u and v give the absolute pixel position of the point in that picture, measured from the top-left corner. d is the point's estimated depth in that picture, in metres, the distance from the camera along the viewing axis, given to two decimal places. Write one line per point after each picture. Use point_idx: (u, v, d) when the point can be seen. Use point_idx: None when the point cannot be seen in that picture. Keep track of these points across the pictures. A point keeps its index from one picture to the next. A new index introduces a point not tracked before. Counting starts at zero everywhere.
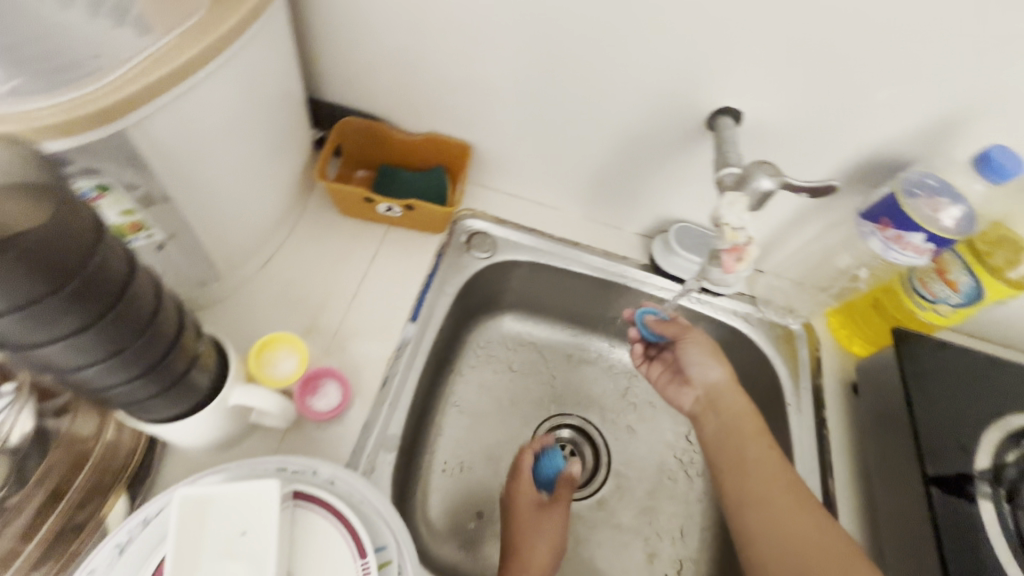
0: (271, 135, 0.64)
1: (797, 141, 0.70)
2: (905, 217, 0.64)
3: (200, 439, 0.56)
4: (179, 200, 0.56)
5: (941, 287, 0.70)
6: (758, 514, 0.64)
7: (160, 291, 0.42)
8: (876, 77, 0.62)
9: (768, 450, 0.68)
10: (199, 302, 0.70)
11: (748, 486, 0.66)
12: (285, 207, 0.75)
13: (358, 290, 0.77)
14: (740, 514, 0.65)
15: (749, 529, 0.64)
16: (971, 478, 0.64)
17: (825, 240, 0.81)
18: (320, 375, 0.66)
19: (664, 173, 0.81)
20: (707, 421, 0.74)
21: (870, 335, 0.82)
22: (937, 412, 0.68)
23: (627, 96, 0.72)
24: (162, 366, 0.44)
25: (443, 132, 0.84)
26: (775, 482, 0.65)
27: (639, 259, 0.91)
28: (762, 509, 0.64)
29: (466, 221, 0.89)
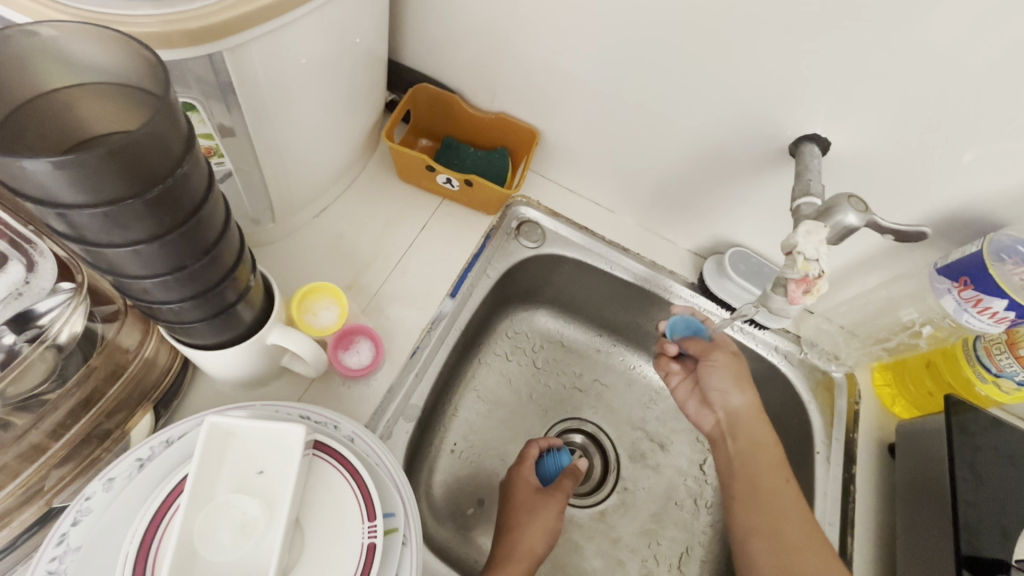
0: (348, 88, 0.64)
1: (879, 182, 0.67)
2: (988, 279, 0.60)
3: (232, 372, 0.56)
4: (251, 135, 0.56)
5: (1008, 362, 0.66)
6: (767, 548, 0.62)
7: (225, 217, 0.42)
8: (982, 131, 0.58)
9: (783, 483, 0.66)
10: (250, 239, 0.71)
11: (759, 516, 0.64)
12: (347, 161, 0.75)
13: (403, 256, 0.77)
14: (746, 543, 0.64)
15: (754, 560, 0.63)
16: (1007, 565, 0.60)
17: (888, 292, 0.77)
18: (354, 332, 0.66)
19: (731, 194, 0.78)
20: (722, 447, 0.71)
21: (913, 398, 0.79)
22: (981, 490, 0.64)
23: (710, 109, 0.69)
24: (215, 292, 0.44)
25: (512, 115, 0.83)
26: (788, 516, 0.63)
27: (688, 276, 0.88)
28: (768, 542, 0.63)
29: (519, 208, 0.88)
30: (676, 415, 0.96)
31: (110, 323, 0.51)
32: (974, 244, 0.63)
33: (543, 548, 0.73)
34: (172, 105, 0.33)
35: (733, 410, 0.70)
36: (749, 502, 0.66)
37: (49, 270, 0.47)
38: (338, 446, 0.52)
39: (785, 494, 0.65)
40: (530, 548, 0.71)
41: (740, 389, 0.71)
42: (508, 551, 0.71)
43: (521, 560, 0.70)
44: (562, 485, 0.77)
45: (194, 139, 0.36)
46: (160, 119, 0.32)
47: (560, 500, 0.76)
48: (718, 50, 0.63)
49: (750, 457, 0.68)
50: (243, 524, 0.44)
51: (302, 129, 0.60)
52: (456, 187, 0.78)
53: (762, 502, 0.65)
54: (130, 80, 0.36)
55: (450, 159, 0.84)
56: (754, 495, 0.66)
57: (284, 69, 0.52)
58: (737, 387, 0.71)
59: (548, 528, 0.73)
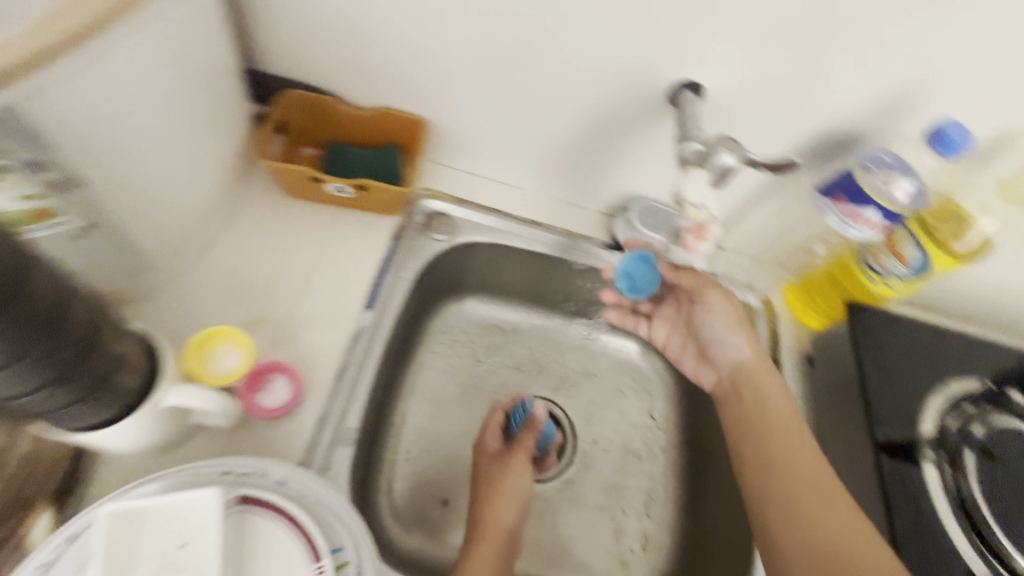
0: (199, 112, 0.58)
1: (754, 118, 0.70)
2: (859, 191, 0.64)
3: (135, 446, 0.52)
4: (92, 184, 0.50)
5: (890, 260, 0.71)
6: (797, 521, 0.60)
7: (62, 287, 0.37)
8: (831, 54, 0.61)
9: (807, 449, 0.66)
10: (131, 294, 0.65)
11: (774, 484, 0.64)
12: (225, 190, 0.70)
13: (308, 277, 0.73)
14: (768, 513, 0.63)
15: (778, 535, 0.61)
16: (916, 443, 0.67)
17: (782, 218, 0.82)
18: (268, 370, 0.62)
19: (625, 151, 0.79)
20: (727, 402, 0.75)
21: (822, 310, 0.84)
22: (886, 382, 0.71)
23: (586, 71, 0.69)
24: (79, 371, 0.40)
25: (395, 107, 0.79)
26: (804, 485, 0.63)
27: (603, 238, 0.89)
28: (795, 513, 0.61)
29: (424, 202, 0.85)
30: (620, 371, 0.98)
31: None
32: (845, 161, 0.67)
33: (512, 515, 0.73)
34: None
35: (738, 364, 0.75)
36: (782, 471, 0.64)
37: None
38: (266, 495, 0.49)
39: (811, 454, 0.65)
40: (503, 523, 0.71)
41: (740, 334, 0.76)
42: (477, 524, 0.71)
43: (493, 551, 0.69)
44: (524, 442, 0.80)
45: None
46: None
47: (523, 460, 0.79)
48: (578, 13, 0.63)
49: (762, 419, 0.69)
50: None
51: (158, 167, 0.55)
52: (348, 194, 0.74)
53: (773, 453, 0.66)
54: None
55: (339, 165, 0.79)
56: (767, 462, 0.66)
57: (112, 109, 0.47)
58: (739, 341, 0.75)
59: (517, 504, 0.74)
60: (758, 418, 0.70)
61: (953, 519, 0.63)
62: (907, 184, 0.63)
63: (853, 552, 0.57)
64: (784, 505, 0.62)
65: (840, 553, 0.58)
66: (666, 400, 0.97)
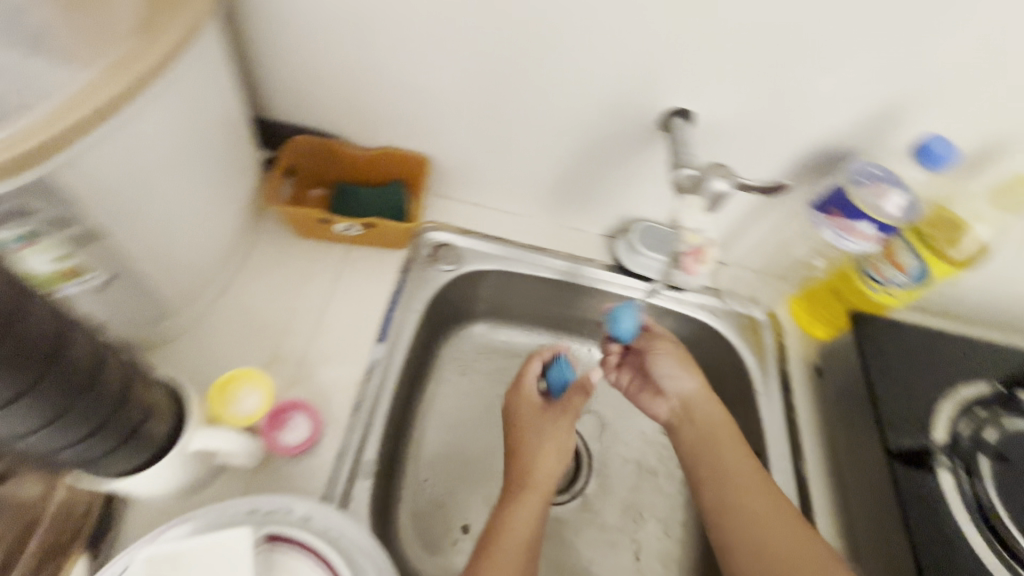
0: (213, 163, 0.62)
1: (741, 136, 0.72)
2: (851, 205, 0.66)
3: (163, 489, 0.54)
4: (119, 238, 0.53)
5: (890, 270, 0.73)
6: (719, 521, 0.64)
7: (97, 344, 0.39)
8: (811, 75, 0.64)
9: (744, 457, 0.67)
10: (159, 340, 0.68)
11: (733, 482, 0.65)
12: (237, 234, 0.72)
13: (322, 316, 0.75)
14: (722, 521, 0.63)
15: (729, 543, 0.62)
16: (930, 450, 0.67)
17: (781, 233, 0.83)
18: (288, 408, 0.64)
19: (620, 175, 0.82)
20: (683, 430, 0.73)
21: (826, 321, 0.86)
22: (893, 390, 0.71)
23: (580, 101, 0.72)
24: (113, 423, 0.42)
25: (397, 146, 0.82)
26: (732, 482, 0.65)
27: (606, 259, 0.91)
28: (742, 515, 0.62)
29: (431, 235, 0.87)
30: None
31: None
32: (835, 178, 0.68)
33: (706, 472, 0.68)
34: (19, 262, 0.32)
35: (686, 395, 0.75)
36: (716, 509, 0.64)
37: None
38: (292, 531, 0.51)
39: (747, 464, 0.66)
40: (535, 515, 0.67)
41: (688, 373, 0.76)
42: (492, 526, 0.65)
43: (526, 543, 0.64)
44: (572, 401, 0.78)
45: (30, 284, 0.33)
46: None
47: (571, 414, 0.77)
48: (560, 54, 0.67)
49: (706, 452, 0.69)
50: None
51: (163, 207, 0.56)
52: (358, 232, 0.77)
53: (729, 478, 0.66)
54: None
55: (346, 203, 0.82)
56: (723, 510, 0.64)
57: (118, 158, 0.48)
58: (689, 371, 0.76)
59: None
60: (712, 443, 0.69)
61: (972, 524, 0.63)
62: (897, 196, 0.64)
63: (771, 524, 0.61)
64: (733, 508, 0.63)
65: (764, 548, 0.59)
66: None
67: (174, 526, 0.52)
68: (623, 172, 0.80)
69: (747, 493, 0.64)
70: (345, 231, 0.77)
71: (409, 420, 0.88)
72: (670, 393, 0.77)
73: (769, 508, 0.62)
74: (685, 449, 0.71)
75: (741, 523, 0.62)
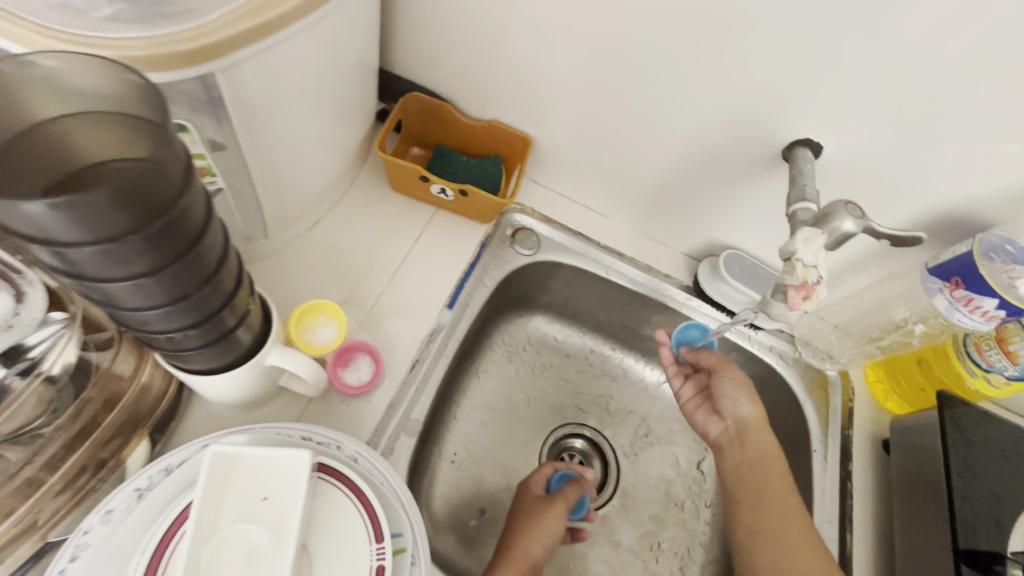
0: (339, 101, 0.63)
1: (866, 182, 0.68)
2: (978, 279, 0.61)
3: (230, 396, 0.56)
4: (244, 153, 0.55)
5: (998, 357, 0.68)
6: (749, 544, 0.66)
7: (223, 241, 0.41)
8: (966, 134, 0.59)
9: (789, 492, 0.67)
10: (247, 257, 0.70)
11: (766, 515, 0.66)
12: (339, 173, 0.74)
13: (399, 270, 0.76)
14: (748, 543, 0.66)
15: (756, 562, 0.65)
16: (1003, 557, 0.62)
17: (879, 293, 0.78)
18: (354, 348, 0.65)
19: (721, 197, 0.79)
20: (729, 452, 0.72)
21: (903, 394, 0.80)
22: (973, 485, 0.66)
23: (706, 114, 0.69)
24: (215, 320, 0.43)
25: (505, 122, 0.83)
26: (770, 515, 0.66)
27: (683, 279, 0.89)
28: (770, 543, 0.65)
29: (516, 216, 0.87)
30: (673, 417, 0.96)
31: (105, 351, 0.50)
32: (965, 244, 0.64)
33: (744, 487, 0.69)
34: (170, 135, 0.32)
35: (743, 419, 0.71)
36: (748, 535, 0.67)
37: (39, 301, 0.45)
38: (343, 468, 0.51)
39: (791, 499, 0.66)
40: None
41: (749, 399, 0.72)
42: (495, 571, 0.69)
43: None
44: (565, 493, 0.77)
45: (193, 167, 0.35)
46: (127, 138, 0.34)
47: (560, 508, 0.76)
48: (698, 62, 0.65)
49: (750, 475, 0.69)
50: (250, 552, 0.43)
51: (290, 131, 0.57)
52: (450, 197, 0.77)
53: (766, 507, 0.67)
54: (120, 106, 0.34)
55: (443, 168, 0.83)
56: (752, 535, 0.66)
57: (268, 79, 0.50)
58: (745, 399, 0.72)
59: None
60: (757, 469, 0.69)
61: None
62: None
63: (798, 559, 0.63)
64: (764, 536, 0.65)
65: None
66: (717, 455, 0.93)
67: (234, 431, 0.53)
68: (726, 195, 0.78)
69: (782, 523, 0.65)
70: (438, 193, 0.77)
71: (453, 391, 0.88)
72: (726, 413, 0.73)
73: (802, 543, 0.63)
74: (728, 471, 0.71)
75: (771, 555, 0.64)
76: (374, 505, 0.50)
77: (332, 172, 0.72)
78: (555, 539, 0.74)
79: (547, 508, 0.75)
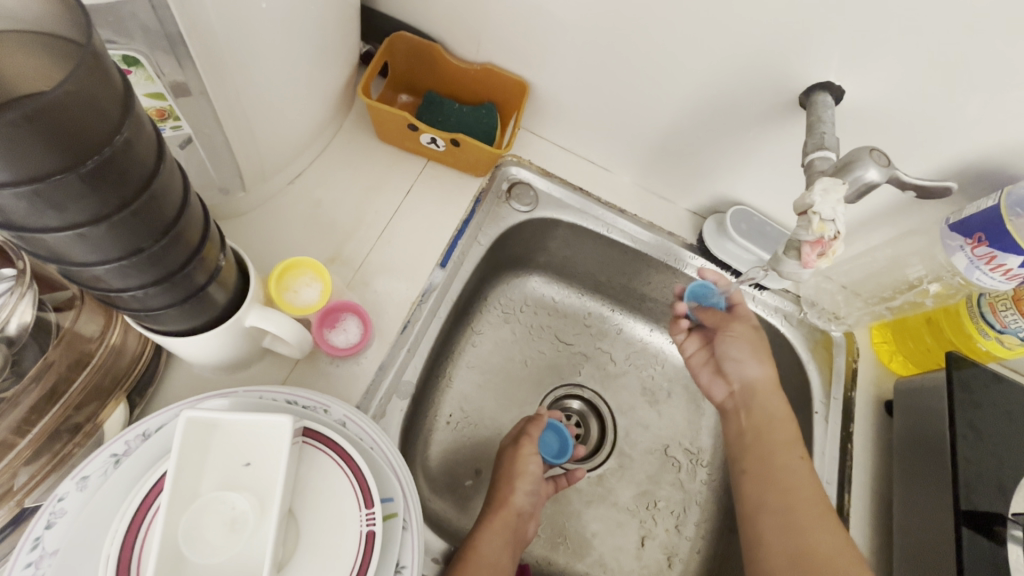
0: (316, 38, 0.57)
1: (887, 132, 0.63)
2: (1003, 235, 0.58)
3: (209, 358, 0.53)
4: (210, 96, 0.50)
5: (1014, 317, 0.65)
6: (756, 515, 0.64)
7: (181, 187, 0.37)
8: (1002, 77, 0.54)
9: (797, 460, 0.65)
10: (224, 212, 0.66)
11: (771, 486, 0.64)
12: (321, 122, 0.69)
13: (388, 226, 0.72)
14: (756, 518, 0.64)
15: (762, 535, 0.63)
16: (1004, 518, 0.61)
17: (892, 251, 0.75)
18: (341, 308, 0.62)
19: (730, 150, 0.74)
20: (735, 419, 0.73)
21: (909, 355, 0.78)
22: (978, 446, 0.64)
23: (717, 56, 0.64)
24: (180, 277, 0.40)
25: (499, 66, 0.76)
26: (775, 483, 0.64)
27: (687, 237, 0.85)
28: (779, 516, 0.62)
29: (512, 169, 0.83)
30: (672, 378, 0.95)
31: (65, 312, 0.47)
32: (991, 197, 0.60)
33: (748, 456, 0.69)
34: (101, 59, 0.28)
35: (748, 381, 0.73)
36: (755, 506, 0.64)
37: None
38: (329, 432, 0.49)
39: (804, 475, 0.64)
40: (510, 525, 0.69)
41: (757, 360, 0.73)
42: (478, 524, 0.66)
43: (510, 552, 0.66)
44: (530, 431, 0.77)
45: (134, 98, 0.30)
46: (55, 71, 0.29)
47: (528, 447, 0.75)
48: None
49: (755, 442, 0.69)
50: (233, 519, 0.41)
51: (262, 71, 0.52)
52: (441, 148, 0.72)
53: (774, 479, 0.64)
54: (45, 26, 0.29)
55: (434, 117, 0.77)
56: (760, 504, 0.64)
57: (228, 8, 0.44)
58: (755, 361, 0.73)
59: (502, 555, 0.64)
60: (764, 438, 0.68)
61: None
62: None
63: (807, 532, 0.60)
64: (772, 508, 0.63)
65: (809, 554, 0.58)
66: (716, 415, 0.92)
67: (213, 396, 0.51)
68: (736, 147, 0.73)
69: (791, 495, 0.63)
70: (429, 144, 0.72)
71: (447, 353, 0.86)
72: (731, 376, 0.75)
73: (813, 515, 0.61)
74: (733, 438, 0.71)
75: (775, 523, 0.62)
76: (361, 470, 0.48)
77: (312, 121, 0.67)
78: (533, 486, 0.73)
79: (516, 452, 0.74)
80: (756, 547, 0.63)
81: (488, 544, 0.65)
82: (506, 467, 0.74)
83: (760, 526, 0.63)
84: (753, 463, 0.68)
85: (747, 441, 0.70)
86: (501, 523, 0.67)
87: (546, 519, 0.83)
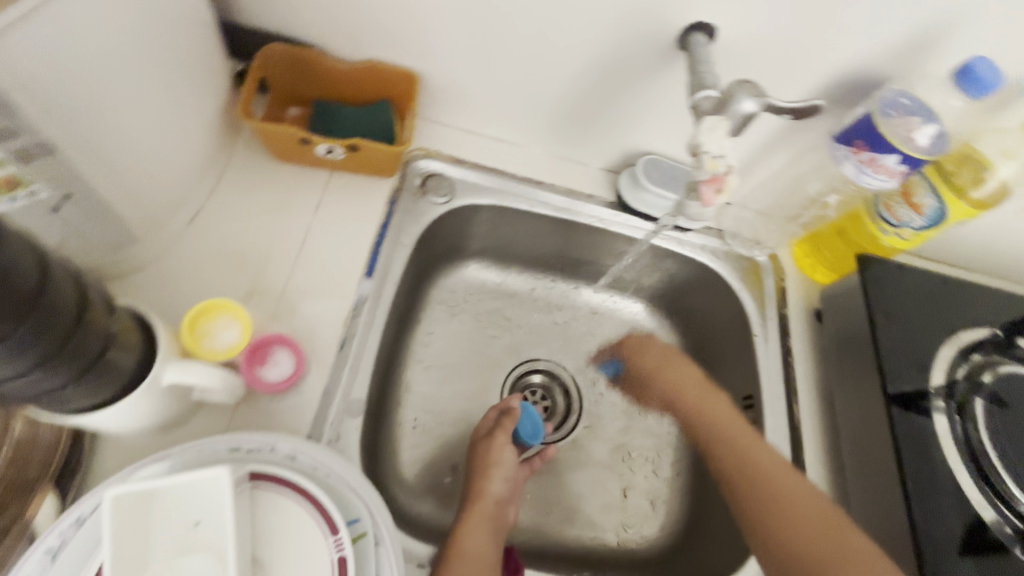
0: (171, 67, 0.53)
1: (763, 59, 0.65)
2: (880, 137, 0.62)
3: (134, 426, 0.50)
4: (64, 152, 0.46)
5: (907, 210, 0.70)
6: (742, 498, 0.66)
7: (38, 259, 0.34)
8: None
9: (771, 454, 0.68)
10: (122, 270, 0.62)
11: (759, 469, 0.66)
12: (205, 153, 0.65)
13: (304, 247, 0.69)
14: (743, 495, 0.66)
15: (745, 509, 0.65)
16: (926, 393, 0.67)
17: (792, 170, 0.79)
18: (268, 343, 0.60)
19: (627, 103, 0.75)
20: (697, 425, 0.75)
21: (827, 264, 0.83)
22: (895, 334, 0.70)
23: (590, 15, 0.64)
24: (67, 352, 0.37)
25: (384, 60, 0.74)
26: (763, 479, 0.65)
27: (607, 196, 0.86)
28: (768, 495, 0.64)
29: (421, 163, 0.81)
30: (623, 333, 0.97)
31: None
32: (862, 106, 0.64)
33: (723, 445, 0.70)
34: None
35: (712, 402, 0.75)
36: (742, 482, 0.66)
37: None
38: (279, 471, 0.48)
39: (776, 459, 0.67)
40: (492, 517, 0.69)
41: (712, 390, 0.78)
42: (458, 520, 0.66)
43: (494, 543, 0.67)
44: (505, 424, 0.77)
45: None
46: None
47: (502, 441, 0.75)
48: None
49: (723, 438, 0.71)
50: None
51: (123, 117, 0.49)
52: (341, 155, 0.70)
53: (754, 468, 0.66)
54: None
55: (328, 125, 0.74)
56: (751, 475, 0.66)
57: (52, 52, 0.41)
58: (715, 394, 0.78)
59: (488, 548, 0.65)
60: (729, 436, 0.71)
61: (963, 464, 0.64)
62: (927, 128, 0.61)
63: (803, 510, 0.62)
64: (766, 497, 0.64)
65: (824, 530, 0.61)
66: None
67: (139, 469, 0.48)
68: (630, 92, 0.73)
69: (778, 476, 0.65)
70: (327, 154, 0.70)
71: (398, 359, 0.85)
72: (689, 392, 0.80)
73: (806, 492, 0.64)
74: (704, 437, 0.73)
75: (770, 505, 0.63)
76: (319, 499, 0.47)
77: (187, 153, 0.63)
78: (509, 474, 0.73)
79: (489, 444, 0.75)
80: (752, 523, 0.64)
81: (468, 539, 0.65)
82: (478, 458, 0.75)
83: (750, 505, 0.65)
84: (734, 452, 0.69)
85: (720, 449, 0.70)
86: (485, 517, 0.68)
87: (531, 496, 0.85)
